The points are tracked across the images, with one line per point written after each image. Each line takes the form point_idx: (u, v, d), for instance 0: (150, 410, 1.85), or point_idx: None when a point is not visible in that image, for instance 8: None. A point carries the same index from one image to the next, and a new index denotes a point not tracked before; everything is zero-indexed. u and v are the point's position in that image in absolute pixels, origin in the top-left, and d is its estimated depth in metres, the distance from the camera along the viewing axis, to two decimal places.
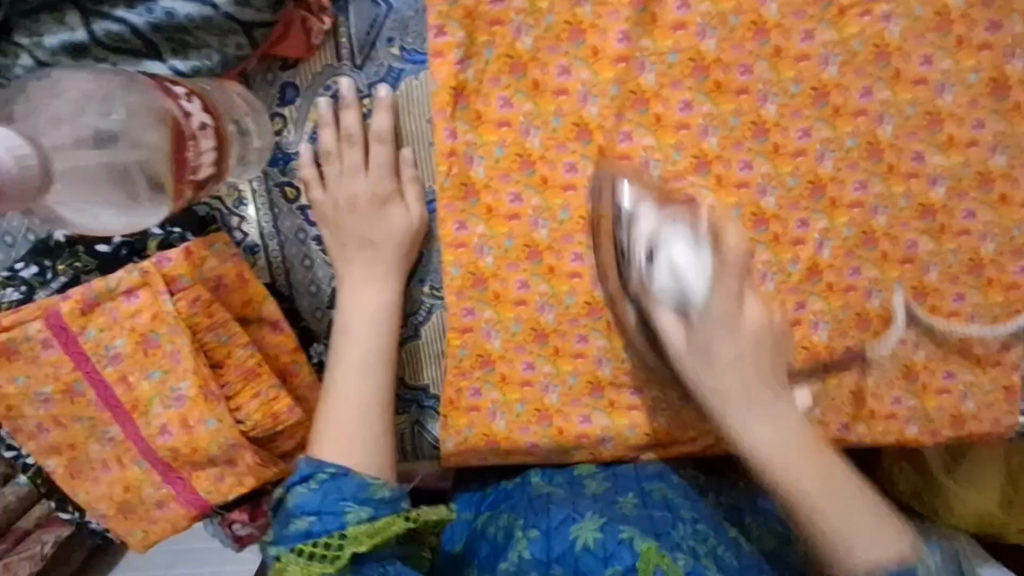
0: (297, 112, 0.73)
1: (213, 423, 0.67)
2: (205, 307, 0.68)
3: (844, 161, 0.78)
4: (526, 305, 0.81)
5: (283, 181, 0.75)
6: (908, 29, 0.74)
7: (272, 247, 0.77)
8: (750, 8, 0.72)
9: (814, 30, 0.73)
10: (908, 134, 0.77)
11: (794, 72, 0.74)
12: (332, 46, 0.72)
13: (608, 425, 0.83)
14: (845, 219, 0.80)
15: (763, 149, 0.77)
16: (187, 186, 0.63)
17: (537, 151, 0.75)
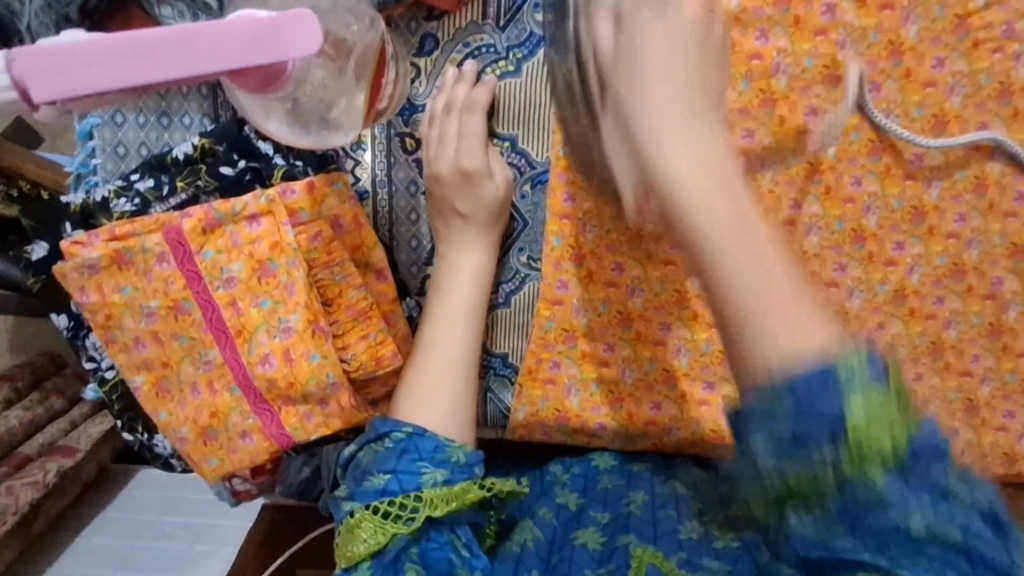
0: (433, 65, 0.73)
1: (317, 359, 0.67)
2: (325, 244, 0.68)
3: (949, 192, 0.80)
4: (617, 288, 0.82)
5: (405, 132, 0.75)
6: None
7: (381, 195, 0.77)
8: (890, 27, 0.74)
9: (946, 58, 0.75)
10: (1015, 174, 0.79)
11: (919, 96, 0.76)
12: (478, 3, 0.72)
13: (676, 416, 0.85)
14: (940, 248, 0.83)
15: (875, 168, 0.79)
16: (373, 114, 0.69)
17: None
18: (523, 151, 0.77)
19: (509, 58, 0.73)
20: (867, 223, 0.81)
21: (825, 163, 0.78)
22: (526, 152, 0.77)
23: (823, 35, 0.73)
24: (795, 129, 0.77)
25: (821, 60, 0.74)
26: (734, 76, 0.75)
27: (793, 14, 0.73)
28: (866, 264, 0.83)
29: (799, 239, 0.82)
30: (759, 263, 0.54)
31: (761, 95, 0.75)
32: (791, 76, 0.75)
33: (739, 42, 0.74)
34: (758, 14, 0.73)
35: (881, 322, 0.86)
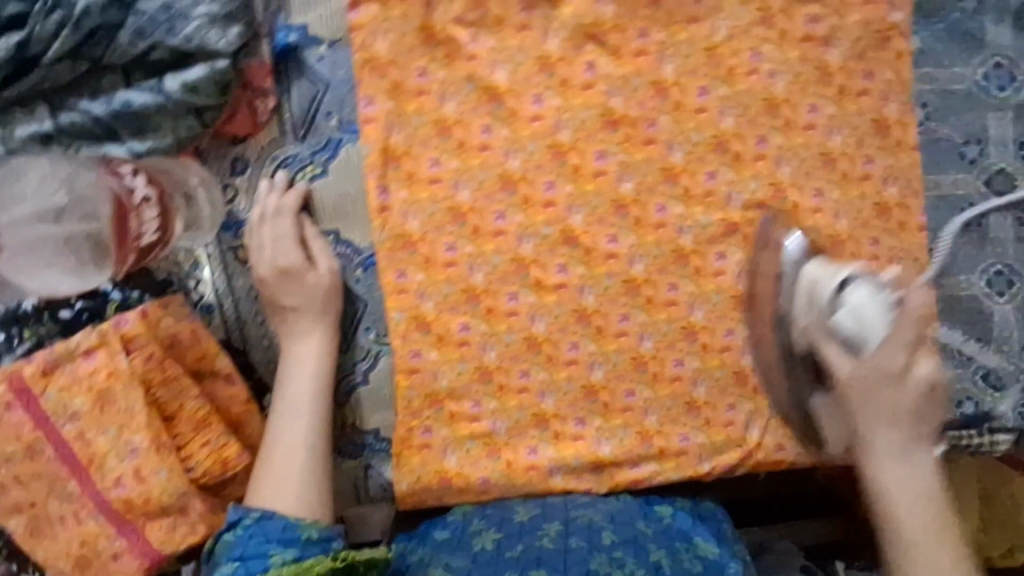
0: (248, 182, 0.80)
1: (166, 474, 0.71)
2: (159, 363, 0.72)
3: (751, 202, 0.86)
4: (469, 346, 0.87)
5: (236, 245, 0.82)
6: (793, 83, 0.83)
7: (227, 305, 0.83)
8: (649, 71, 0.81)
9: (708, 86, 0.82)
10: (807, 173, 0.85)
11: (695, 123, 0.83)
12: (275, 121, 0.79)
13: (554, 456, 0.90)
14: (761, 252, 0.87)
15: (675, 193, 0.85)
16: (131, 251, 0.74)
17: (467, 204, 0.83)
18: (348, 241, 0.83)
19: (315, 163, 0.80)
20: (683, 241, 0.87)
21: (628, 198, 0.85)
22: (351, 241, 0.83)
23: (591, 89, 0.81)
24: (590, 174, 0.83)
25: (596, 110, 0.82)
26: (520, 138, 0.82)
27: (559, 77, 0.81)
28: (695, 279, 0.88)
29: (625, 269, 0.87)
30: (916, 500, 0.74)
31: (551, 151, 0.82)
32: (573, 129, 0.82)
33: (518, 109, 0.81)
34: (528, 82, 0.80)
35: (729, 328, 0.89)
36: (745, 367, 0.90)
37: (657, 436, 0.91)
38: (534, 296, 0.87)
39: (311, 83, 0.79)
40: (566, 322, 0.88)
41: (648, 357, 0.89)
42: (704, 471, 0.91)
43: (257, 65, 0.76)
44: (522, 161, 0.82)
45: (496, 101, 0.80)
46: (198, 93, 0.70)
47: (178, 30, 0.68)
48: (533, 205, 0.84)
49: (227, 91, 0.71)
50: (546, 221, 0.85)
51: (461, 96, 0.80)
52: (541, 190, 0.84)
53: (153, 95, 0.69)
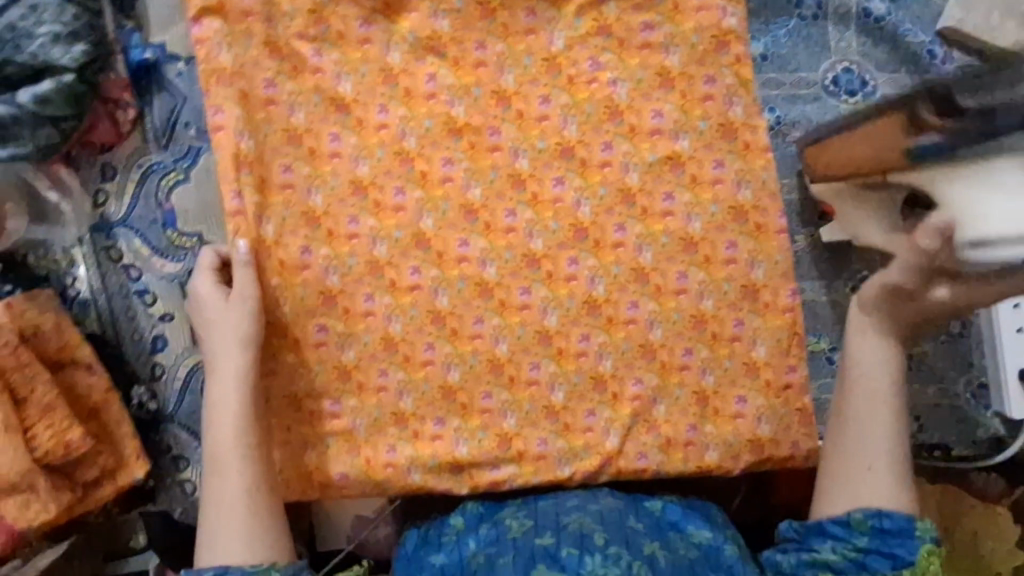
0: (117, 187, 0.87)
1: (13, 452, 0.76)
2: (13, 351, 0.78)
3: (600, 208, 0.88)
4: (326, 348, 0.90)
5: (108, 244, 0.88)
6: (635, 90, 0.86)
7: (100, 301, 0.89)
8: (489, 81, 0.86)
9: (549, 95, 0.86)
10: (654, 179, 0.88)
11: (538, 130, 0.87)
12: (139, 131, 0.86)
13: (413, 455, 0.92)
14: (612, 258, 0.89)
15: (524, 199, 0.88)
16: None
17: (320, 209, 0.87)
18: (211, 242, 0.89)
19: (178, 169, 0.87)
20: (534, 247, 0.89)
21: (476, 204, 0.88)
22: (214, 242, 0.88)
23: (434, 99, 0.86)
24: (437, 180, 0.87)
25: (439, 120, 0.86)
26: (367, 146, 0.86)
27: (402, 87, 0.86)
28: (548, 283, 0.90)
29: (477, 272, 0.89)
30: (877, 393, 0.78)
31: (398, 157, 0.87)
32: (419, 137, 0.86)
33: (364, 118, 0.86)
34: (372, 94, 0.86)
35: (583, 333, 0.91)
36: (603, 373, 0.92)
37: (517, 439, 0.93)
38: (388, 297, 0.90)
39: (171, 96, 0.86)
40: (422, 324, 0.90)
41: (504, 360, 0.91)
42: (564, 476, 0.93)
43: (114, 78, 0.83)
44: (371, 167, 0.87)
45: (341, 111, 0.86)
46: (52, 104, 0.77)
47: (24, 47, 0.75)
48: (383, 209, 0.88)
49: (81, 103, 0.79)
50: (396, 225, 0.88)
51: (308, 106, 0.86)
52: (390, 195, 0.87)
53: (9, 107, 0.76)
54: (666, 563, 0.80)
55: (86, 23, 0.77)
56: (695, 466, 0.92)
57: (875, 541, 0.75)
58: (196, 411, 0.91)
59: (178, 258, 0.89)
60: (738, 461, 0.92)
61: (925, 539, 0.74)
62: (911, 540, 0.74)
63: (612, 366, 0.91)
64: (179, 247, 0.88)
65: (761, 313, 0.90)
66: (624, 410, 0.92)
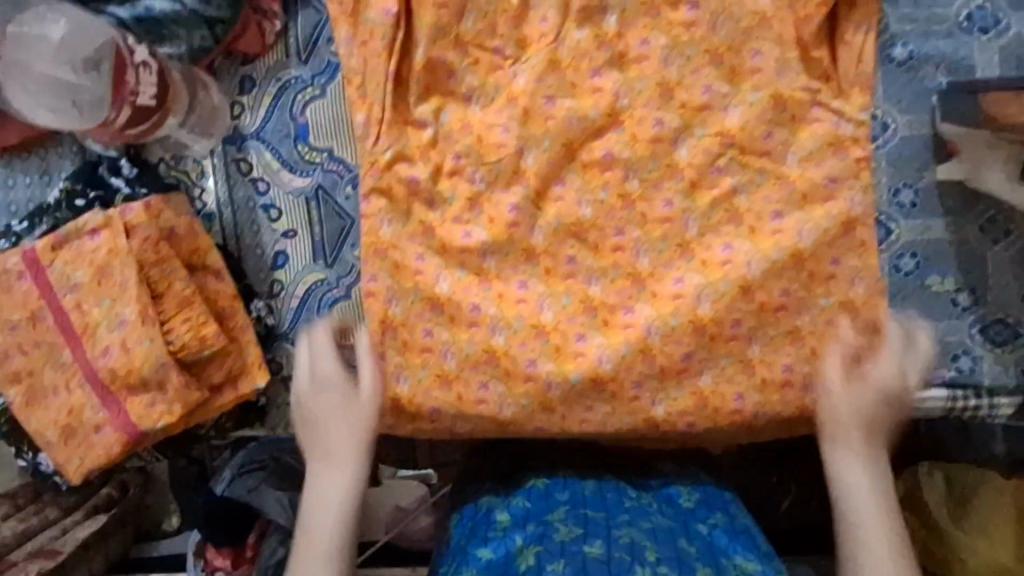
0: (254, 100, 0.88)
1: (152, 343, 0.76)
2: (154, 245, 0.78)
3: (750, 113, 0.85)
4: (424, 276, 0.87)
5: (239, 157, 0.88)
6: (735, 31, 0.85)
7: (226, 214, 0.89)
8: (592, 23, 0.86)
9: (649, 37, 0.86)
10: (756, 117, 0.84)
11: (687, 37, 0.85)
12: (281, 44, 0.86)
13: (504, 392, 0.87)
14: (756, 166, 0.85)
15: (671, 108, 0.86)
16: (126, 104, 0.76)
17: (477, 116, 0.87)
18: (340, 159, 0.88)
19: (315, 84, 0.87)
20: (679, 156, 0.87)
21: (578, 141, 0.87)
22: (343, 159, 0.88)
23: (545, 37, 0.86)
24: (588, 90, 0.86)
25: (590, 32, 0.86)
26: (484, 85, 0.87)
27: (522, 31, 0.87)
28: (690, 192, 0.87)
29: (573, 212, 0.88)
30: (875, 502, 0.74)
31: (552, 67, 0.86)
32: (571, 48, 0.86)
33: (530, 34, 0.87)
34: (494, 31, 0.86)
35: (678, 275, 0.88)
36: (703, 316, 0.86)
37: (611, 382, 0.87)
38: (486, 232, 0.88)
39: (316, 12, 0.86)
40: (515, 261, 0.89)
41: (597, 302, 0.89)
42: (658, 415, 0.87)
43: None
44: (529, 77, 0.86)
45: (461, 49, 0.86)
46: (211, 5, 0.79)
47: None
48: (486, 144, 0.87)
49: (237, 8, 0.81)
50: (498, 161, 0.87)
51: (428, 40, 0.85)
52: (495, 132, 0.87)
53: (171, 3, 0.78)
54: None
55: None
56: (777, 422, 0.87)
57: None
58: None
59: (305, 173, 0.89)
60: None
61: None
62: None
63: (710, 309, 0.85)
64: (308, 162, 0.89)
65: (859, 251, 0.84)
66: (721, 348, 0.86)
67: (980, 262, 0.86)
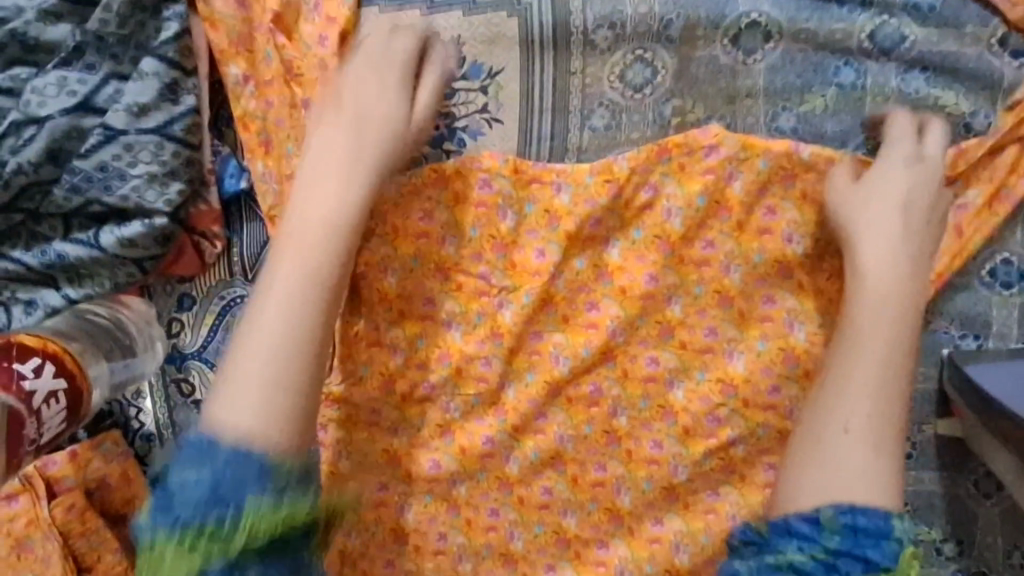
0: (194, 318, 0.78)
1: None
2: (79, 514, 0.70)
3: (756, 364, 0.72)
4: (386, 507, 0.74)
5: (179, 378, 0.79)
6: (750, 274, 0.72)
7: (167, 436, 0.81)
8: (592, 250, 0.73)
9: (658, 273, 0.72)
10: (763, 369, 0.72)
11: (696, 276, 0.72)
12: (224, 263, 0.76)
13: None
14: (760, 420, 0.72)
15: (670, 345, 0.73)
16: (24, 458, 0.61)
17: (457, 344, 0.73)
18: None
19: None
20: (673, 398, 0.73)
21: (562, 380, 0.73)
22: None
23: (537, 274, 0.72)
24: (581, 324, 0.73)
25: (590, 260, 0.73)
26: (466, 311, 0.73)
27: (509, 259, 0.73)
28: (682, 439, 0.73)
29: (554, 446, 0.74)
30: (863, 403, 0.61)
31: (543, 302, 0.73)
32: (567, 282, 0.73)
33: (520, 261, 0.72)
34: (476, 257, 0.72)
35: (657, 517, 0.74)
36: (679, 567, 0.73)
37: None
38: (456, 464, 0.74)
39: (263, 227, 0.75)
40: (488, 487, 0.75)
41: (570, 534, 0.75)
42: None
43: (205, 210, 0.72)
44: (514, 314, 0.72)
45: (443, 276, 0.72)
46: (137, 246, 0.68)
47: (115, 189, 0.65)
48: (465, 376, 0.73)
49: (169, 242, 0.69)
50: (476, 393, 0.73)
51: (404, 268, 0.72)
52: (476, 365, 0.73)
53: (88, 248, 0.67)
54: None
55: (185, 160, 0.66)
56: None
57: (848, 541, 0.55)
58: None
59: None
60: None
61: (904, 539, 0.55)
62: (885, 543, 0.55)
63: (689, 562, 0.73)
64: None
65: None
66: None
67: (969, 518, 0.82)
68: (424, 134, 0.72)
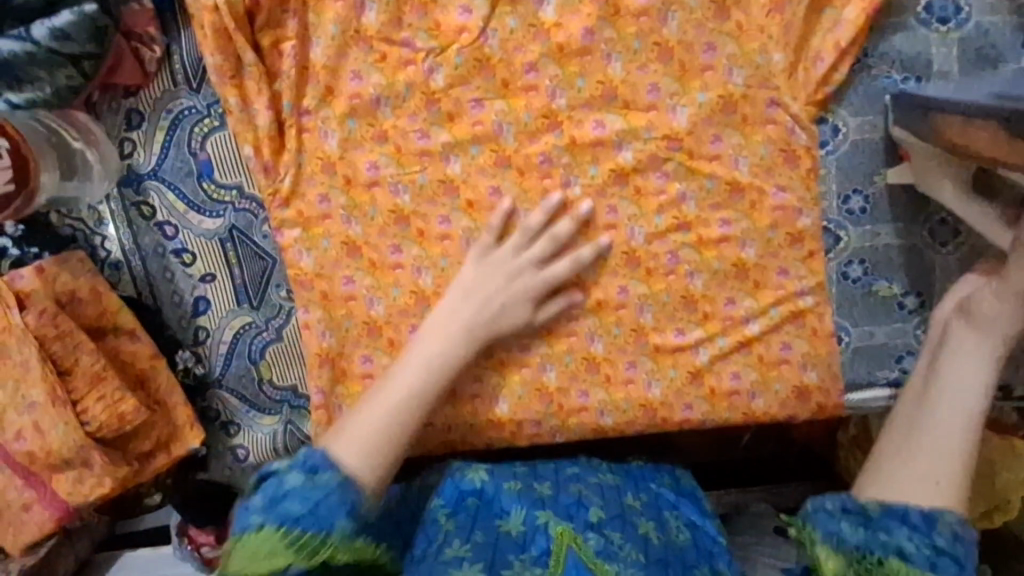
0: (145, 136, 0.79)
1: (63, 427, 0.71)
2: (51, 319, 0.72)
3: (697, 117, 0.80)
4: (356, 301, 0.82)
5: (138, 200, 0.80)
6: (686, 21, 0.79)
7: (134, 262, 0.82)
8: (529, 12, 0.79)
9: (594, 27, 0.78)
10: (704, 120, 0.80)
11: (634, 29, 0.79)
12: (167, 73, 0.77)
13: (452, 414, 0.85)
14: (706, 172, 0.81)
15: (613, 108, 0.80)
16: None
17: (388, 121, 0.79)
18: (252, 196, 0.81)
19: (212, 116, 0.79)
20: (623, 161, 0.81)
21: (509, 149, 0.80)
22: (255, 196, 0.81)
23: (464, 32, 0.78)
24: (519, 89, 0.79)
25: (525, 20, 0.79)
26: (393, 84, 0.78)
27: (432, 19, 0.78)
28: (636, 200, 0.82)
29: (511, 223, 0.81)
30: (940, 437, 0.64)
31: (478, 64, 0.79)
32: (502, 40, 0.79)
33: (444, 21, 0.78)
34: (400, 22, 0.78)
35: (621, 284, 0.84)
36: (644, 326, 0.84)
37: (557, 393, 0.86)
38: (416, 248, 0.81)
39: None
40: (452, 275, 0.82)
41: None
42: (606, 426, 0.86)
43: (138, 10, 0.74)
44: (446, 77, 0.79)
45: (365, 45, 0.77)
46: (72, 41, 0.69)
47: None
48: (405, 153, 0.79)
49: (105, 40, 0.70)
50: (420, 170, 0.80)
51: (327, 39, 0.77)
52: (412, 138, 0.79)
53: (21, 43, 0.67)
54: (660, 543, 0.74)
55: None
56: (741, 414, 0.85)
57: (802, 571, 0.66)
58: (243, 374, 0.85)
59: (215, 214, 0.81)
60: (786, 410, 0.85)
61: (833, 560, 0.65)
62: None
63: (652, 320, 0.84)
64: (217, 201, 0.81)
65: (806, 261, 0.83)
66: (669, 362, 0.85)
67: (927, 269, 0.85)
68: None
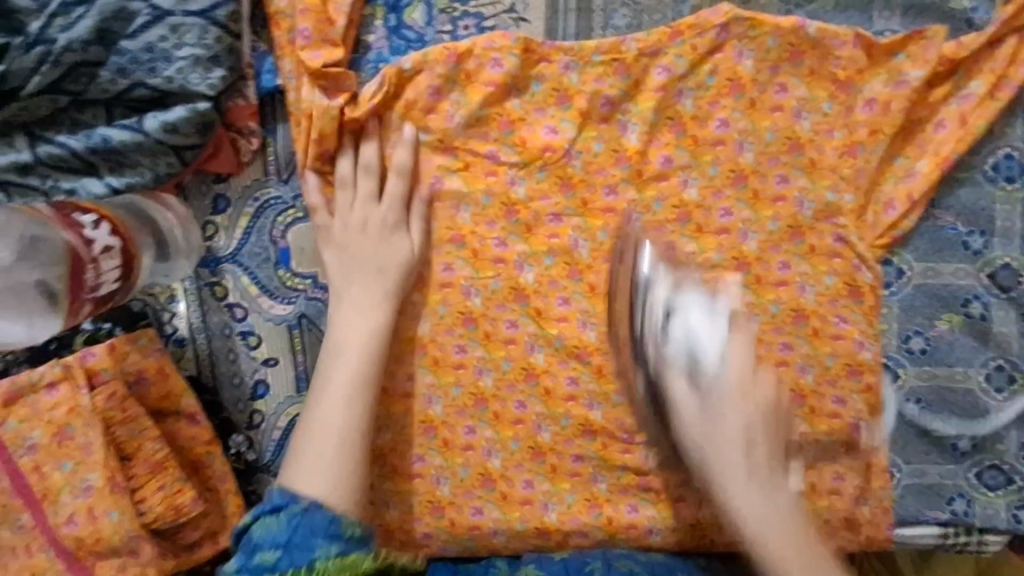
0: (228, 220, 0.80)
1: (121, 514, 0.70)
2: (120, 402, 0.72)
3: (767, 243, 0.81)
4: (414, 398, 0.82)
5: (213, 281, 0.81)
6: (761, 153, 0.80)
7: (199, 340, 0.82)
8: (612, 137, 0.80)
9: (672, 155, 0.81)
10: (773, 247, 0.81)
11: (711, 156, 0.80)
12: (259, 162, 0.80)
13: (500, 518, 0.83)
14: (773, 296, 0.81)
15: (687, 231, 0.81)
16: (85, 304, 0.69)
17: (467, 226, 0.81)
18: (325, 285, 0.82)
19: (297, 206, 0.80)
20: None
21: (583, 262, 0.81)
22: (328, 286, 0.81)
23: (549, 149, 0.80)
24: (599, 209, 0.81)
25: (609, 144, 0.81)
26: (474, 190, 0.80)
27: (519, 136, 0.80)
28: None
29: (577, 333, 0.82)
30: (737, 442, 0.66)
31: (559, 181, 0.81)
32: (585, 161, 0.81)
33: (529, 137, 0.80)
34: (487, 135, 0.80)
35: None
36: None
37: (607, 505, 0.83)
38: (481, 349, 0.82)
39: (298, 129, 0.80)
40: (514, 379, 0.82)
41: (597, 426, 0.83)
42: (653, 542, 0.83)
43: (242, 105, 0.78)
44: (528, 188, 0.81)
45: (451, 155, 0.80)
46: (179, 133, 0.71)
47: (161, 70, 0.69)
48: (481, 259, 0.81)
49: (209, 132, 0.73)
50: (494, 276, 0.81)
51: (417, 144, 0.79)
52: (490, 245, 0.81)
53: (133, 132, 0.70)
54: None
55: (227, 46, 0.71)
56: None
57: None
58: None
59: (287, 300, 0.82)
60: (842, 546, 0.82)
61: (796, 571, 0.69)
62: None
63: None
64: (290, 288, 0.81)
65: (863, 394, 0.82)
66: None
67: (982, 412, 0.83)
68: (450, 33, 0.81)
